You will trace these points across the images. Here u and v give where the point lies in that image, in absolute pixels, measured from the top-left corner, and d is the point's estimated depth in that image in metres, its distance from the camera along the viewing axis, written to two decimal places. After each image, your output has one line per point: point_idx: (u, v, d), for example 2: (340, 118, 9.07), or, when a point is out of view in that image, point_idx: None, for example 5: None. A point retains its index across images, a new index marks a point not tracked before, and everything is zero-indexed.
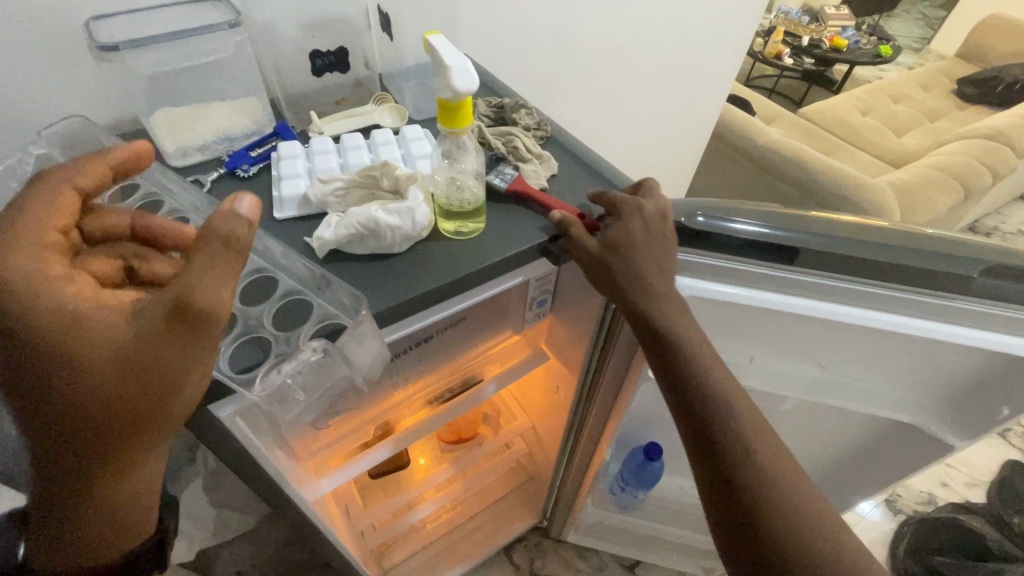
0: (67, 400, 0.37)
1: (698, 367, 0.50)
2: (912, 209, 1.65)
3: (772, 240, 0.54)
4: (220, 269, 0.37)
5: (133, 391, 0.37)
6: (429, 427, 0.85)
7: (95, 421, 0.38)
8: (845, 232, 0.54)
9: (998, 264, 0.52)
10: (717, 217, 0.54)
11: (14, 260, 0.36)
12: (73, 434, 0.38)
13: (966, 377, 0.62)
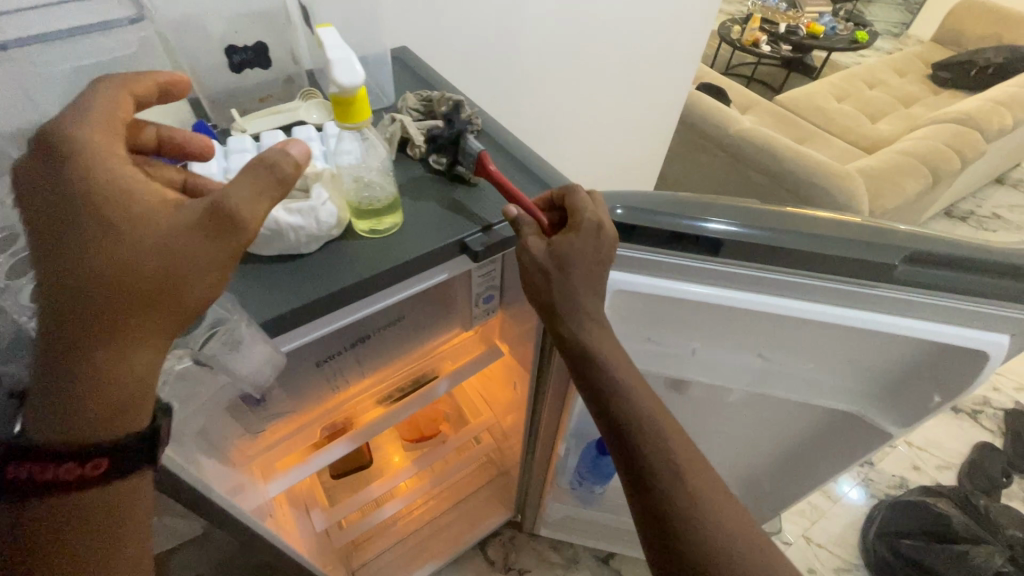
0: (93, 269, 0.37)
1: (629, 392, 0.52)
2: (880, 195, 1.65)
3: (747, 239, 0.53)
4: (262, 186, 0.40)
5: (157, 275, 0.38)
6: (379, 426, 0.83)
7: (109, 300, 0.38)
8: (768, 223, 0.54)
9: (918, 252, 0.51)
10: (693, 218, 0.54)
11: (86, 133, 0.40)
12: (84, 307, 0.38)
13: (899, 366, 0.62)
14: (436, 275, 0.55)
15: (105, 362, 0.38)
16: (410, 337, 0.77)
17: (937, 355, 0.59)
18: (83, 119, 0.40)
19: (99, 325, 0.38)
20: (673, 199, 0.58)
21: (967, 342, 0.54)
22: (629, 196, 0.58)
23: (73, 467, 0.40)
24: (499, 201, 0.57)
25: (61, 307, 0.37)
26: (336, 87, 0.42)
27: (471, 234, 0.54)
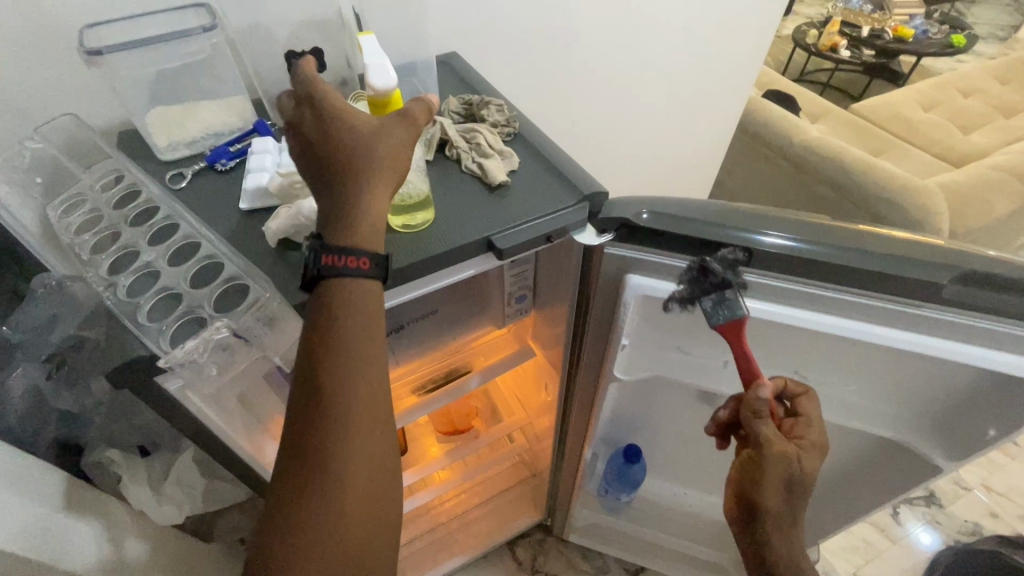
0: (347, 134, 0.47)
1: (786, 545, 0.55)
2: (963, 213, 1.52)
3: (808, 256, 0.51)
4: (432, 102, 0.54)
5: (393, 144, 0.48)
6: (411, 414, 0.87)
7: (359, 155, 0.47)
8: (804, 234, 0.52)
9: (970, 272, 0.48)
10: (750, 231, 0.52)
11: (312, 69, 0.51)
12: (343, 161, 0.47)
13: (952, 392, 0.58)
14: (461, 271, 0.57)
15: (366, 200, 0.46)
16: (443, 332, 0.80)
17: (994, 383, 0.55)
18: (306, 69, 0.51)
19: (350, 174, 0.47)
20: (728, 208, 0.55)
21: (1022, 371, 0.50)
22: (658, 199, 0.56)
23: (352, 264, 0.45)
24: (527, 201, 0.58)
25: (332, 159, 0.47)
26: (375, 92, 0.50)
27: (497, 232, 0.54)
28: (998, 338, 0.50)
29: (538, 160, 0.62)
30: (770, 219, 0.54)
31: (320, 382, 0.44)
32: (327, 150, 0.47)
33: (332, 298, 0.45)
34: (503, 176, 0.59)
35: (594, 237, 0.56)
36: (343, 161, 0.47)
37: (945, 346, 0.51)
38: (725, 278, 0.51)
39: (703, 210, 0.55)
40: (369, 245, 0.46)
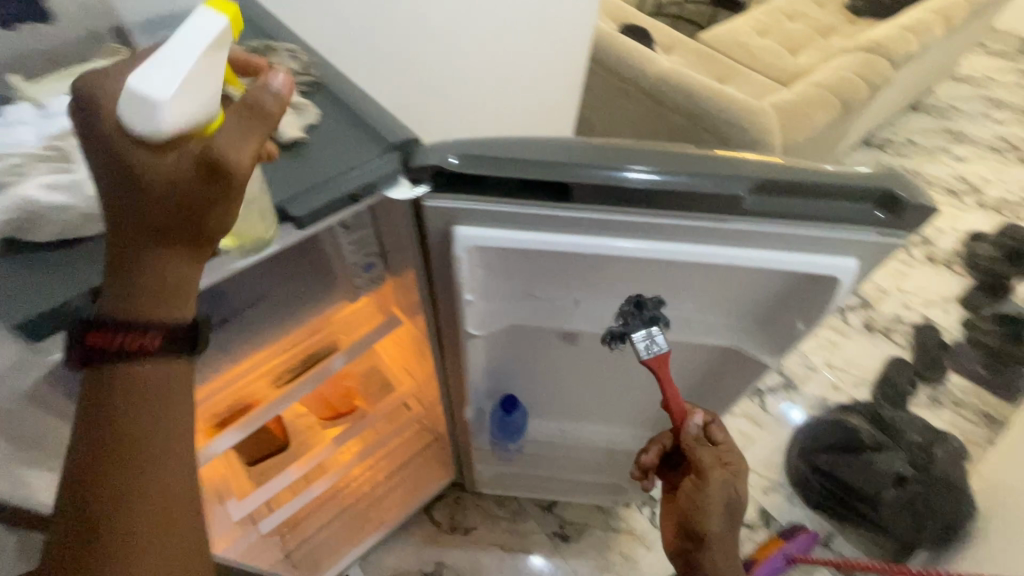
0: (143, 207, 0.38)
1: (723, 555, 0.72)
2: (791, 129, 1.67)
3: (667, 188, 0.49)
4: (244, 123, 0.38)
5: (197, 214, 0.39)
6: (271, 409, 0.78)
7: (157, 223, 0.39)
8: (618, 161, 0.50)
9: (765, 180, 0.49)
10: (612, 167, 0.49)
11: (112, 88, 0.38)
12: (145, 235, 0.39)
13: (767, 293, 0.63)
14: (263, 248, 0.49)
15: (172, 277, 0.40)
16: (283, 315, 0.72)
17: (797, 281, 0.60)
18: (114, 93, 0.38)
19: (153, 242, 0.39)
20: (592, 146, 0.52)
21: (818, 268, 0.54)
22: (474, 141, 0.52)
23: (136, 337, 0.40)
24: (328, 158, 0.51)
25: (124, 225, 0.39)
26: (138, 136, 0.36)
27: (292, 198, 0.47)
28: (795, 241, 0.53)
29: (341, 111, 0.55)
30: (601, 153, 0.51)
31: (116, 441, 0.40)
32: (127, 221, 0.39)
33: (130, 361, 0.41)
34: (296, 132, 0.51)
35: (409, 190, 0.52)
36: (152, 233, 0.39)
37: (750, 255, 0.54)
38: (656, 312, 0.60)
39: (522, 148, 0.51)
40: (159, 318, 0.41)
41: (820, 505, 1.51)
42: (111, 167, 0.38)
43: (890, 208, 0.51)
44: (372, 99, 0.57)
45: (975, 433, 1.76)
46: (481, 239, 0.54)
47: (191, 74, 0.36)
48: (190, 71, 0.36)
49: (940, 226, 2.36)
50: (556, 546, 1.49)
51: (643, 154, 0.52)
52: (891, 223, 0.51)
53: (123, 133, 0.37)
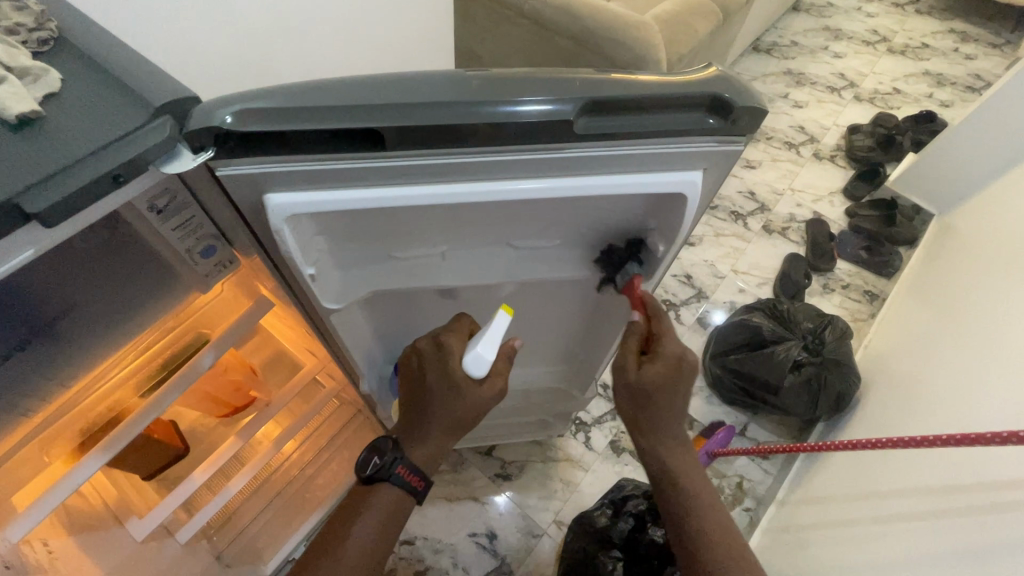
0: (464, 403, 0.70)
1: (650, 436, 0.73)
2: (676, 41, 1.64)
3: (563, 117, 0.46)
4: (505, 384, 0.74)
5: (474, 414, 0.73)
6: (134, 424, 0.69)
7: (464, 418, 0.72)
8: (431, 99, 0.45)
9: (595, 100, 0.46)
10: (505, 101, 0.45)
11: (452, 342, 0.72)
12: (439, 404, 0.71)
13: (629, 217, 0.62)
14: (14, 256, 0.40)
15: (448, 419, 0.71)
16: (111, 322, 0.62)
17: (653, 201, 0.58)
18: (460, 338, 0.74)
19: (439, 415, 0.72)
20: (490, 77, 0.48)
21: (665, 185, 0.52)
22: (259, 91, 0.44)
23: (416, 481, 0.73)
24: (76, 132, 0.41)
25: (442, 401, 0.71)
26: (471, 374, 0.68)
27: (27, 188, 0.38)
28: (642, 163, 0.51)
29: (97, 72, 0.45)
30: (465, 86, 0.46)
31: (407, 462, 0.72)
32: (442, 398, 0.71)
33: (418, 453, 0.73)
34: (24, 105, 0.40)
35: (191, 160, 0.43)
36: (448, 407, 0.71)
37: (597, 183, 0.52)
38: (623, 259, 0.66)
39: (316, 94, 0.44)
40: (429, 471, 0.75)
41: (733, 401, 1.64)
42: (456, 422, 0.72)
43: (722, 113, 0.48)
44: (138, 52, 0.47)
45: (860, 310, 1.95)
46: (300, 207, 0.48)
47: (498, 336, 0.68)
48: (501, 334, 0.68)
49: (823, 124, 2.49)
50: (500, 486, 1.53)
51: (543, 80, 0.48)
52: (723, 129, 0.49)
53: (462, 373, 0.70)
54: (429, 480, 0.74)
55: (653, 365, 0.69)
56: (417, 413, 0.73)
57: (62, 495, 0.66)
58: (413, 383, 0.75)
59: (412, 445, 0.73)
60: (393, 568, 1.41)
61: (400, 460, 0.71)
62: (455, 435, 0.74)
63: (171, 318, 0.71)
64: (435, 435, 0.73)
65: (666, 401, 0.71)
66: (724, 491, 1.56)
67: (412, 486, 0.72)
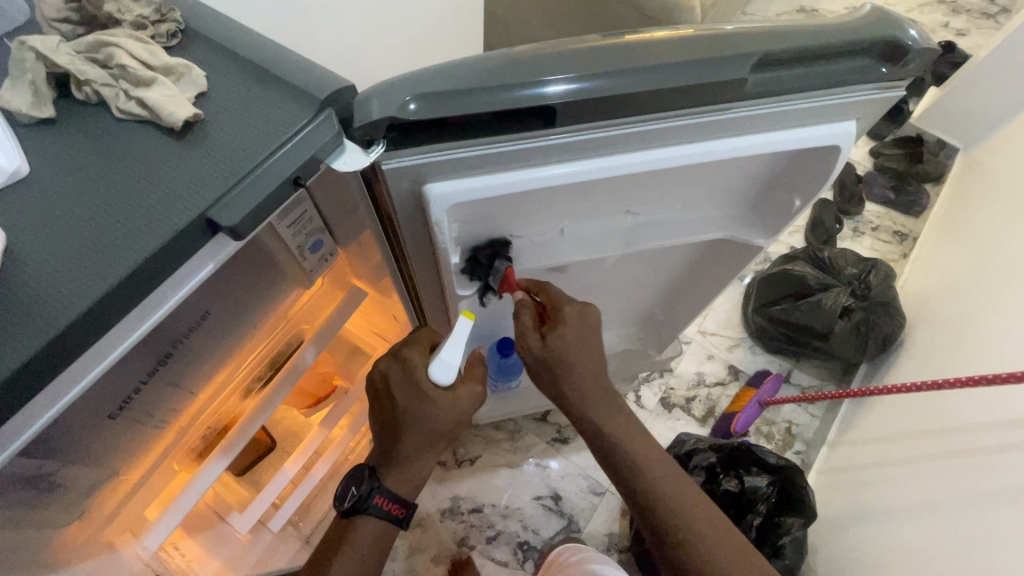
0: (433, 410, 0.71)
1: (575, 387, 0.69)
2: None
3: (591, 95, 0.41)
4: (476, 385, 0.75)
5: (455, 419, 0.73)
6: (253, 424, 0.69)
7: (441, 426, 0.72)
8: (581, 68, 0.42)
9: (769, 52, 0.43)
10: (529, 84, 0.41)
11: (414, 355, 0.73)
12: (408, 416, 0.72)
13: (760, 177, 0.59)
14: (194, 274, 0.38)
15: (423, 424, 0.71)
16: (231, 326, 0.60)
17: (792, 158, 0.55)
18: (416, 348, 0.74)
19: (409, 427, 0.72)
20: (515, 54, 0.42)
21: (819, 140, 0.50)
22: (420, 73, 0.41)
23: (394, 508, 0.72)
24: (241, 135, 0.38)
25: (409, 414, 0.71)
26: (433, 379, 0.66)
27: (215, 202, 0.35)
28: (804, 117, 0.49)
29: (239, 65, 0.41)
30: (632, 50, 0.43)
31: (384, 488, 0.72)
32: (411, 408, 0.71)
33: (396, 481, 0.73)
34: (186, 108, 0.37)
35: (364, 156, 0.41)
36: (416, 415, 0.71)
37: (758, 140, 0.50)
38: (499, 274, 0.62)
39: (481, 71, 0.41)
40: (412, 497, 0.74)
41: (778, 349, 1.66)
42: (427, 433, 0.72)
43: (893, 58, 0.45)
44: (274, 40, 0.43)
45: (891, 251, 1.95)
46: (468, 193, 0.46)
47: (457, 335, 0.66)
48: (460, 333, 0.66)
49: None
50: (558, 450, 1.56)
51: (552, 51, 0.43)
52: (891, 76, 0.46)
53: (424, 381, 0.70)
54: (410, 507, 0.74)
55: (560, 333, 0.66)
56: (396, 434, 0.73)
57: (190, 502, 0.65)
58: (385, 402, 0.75)
59: (389, 473, 0.73)
60: (465, 536, 1.44)
61: (376, 490, 0.72)
62: (437, 451, 0.75)
63: (277, 317, 0.69)
64: (417, 455, 0.73)
65: (581, 367, 0.68)
66: (775, 437, 1.60)
67: (392, 515, 0.72)
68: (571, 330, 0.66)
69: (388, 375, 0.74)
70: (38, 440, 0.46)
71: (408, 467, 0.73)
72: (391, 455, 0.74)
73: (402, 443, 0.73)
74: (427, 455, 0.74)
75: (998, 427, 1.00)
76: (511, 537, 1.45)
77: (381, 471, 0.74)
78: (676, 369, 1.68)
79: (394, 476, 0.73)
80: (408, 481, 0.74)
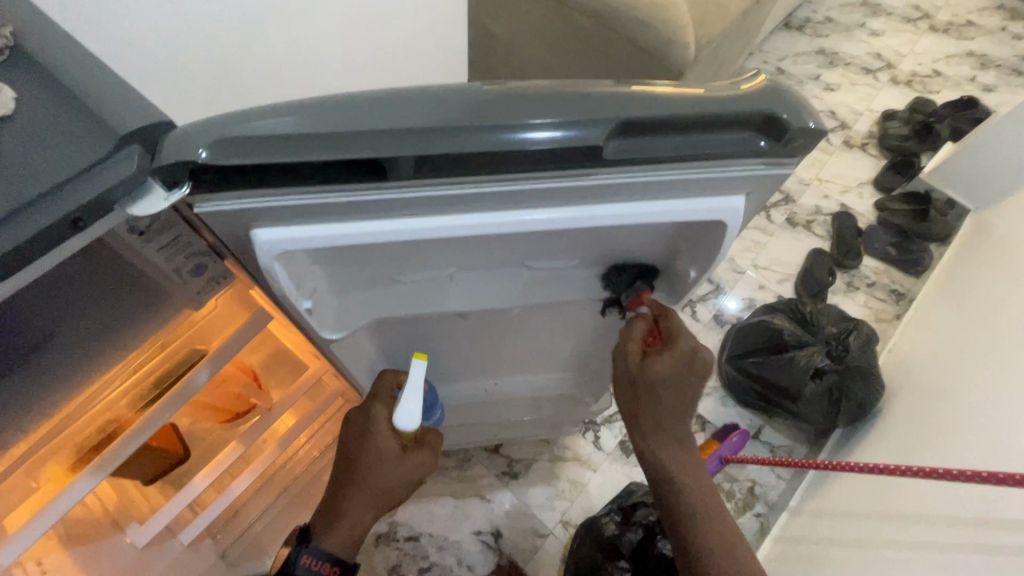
0: (379, 465, 0.74)
1: (662, 414, 0.64)
2: (705, 23, 1.47)
3: (580, 144, 0.39)
4: (427, 454, 0.79)
5: (401, 481, 0.76)
6: (127, 443, 0.67)
7: (383, 483, 0.75)
8: (567, 114, 0.39)
9: (629, 119, 0.39)
10: (510, 126, 0.39)
11: (377, 411, 0.76)
12: (354, 471, 0.75)
13: (658, 243, 0.56)
14: None
15: (369, 479, 0.74)
16: (92, 347, 0.58)
17: (685, 229, 0.51)
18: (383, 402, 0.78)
19: (354, 482, 0.75)
20: (490, 91, 0.40)
21: (701, 214, 0.46)
22: (236, 115, 0.38)
23: (330, 566, 0.70)
24: (27, 167, 0.36)
25: (356, 468, 0.75)
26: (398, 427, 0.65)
27: None
28: (681, 189, 0.44)
29: (54, 88, 0.39)
30: (480, 104, 0.39)
31: (320, 541, 0.72)
32: (362, 461, 0.74)
33: (332, 539, 0.72)
34: None
35: (163, 199, 0.38)
36: (364, 470, 0.74)
37: (633, 210, 0.45)
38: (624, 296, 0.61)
39: (307, 114, 0.38)
40: (349, 556, 0.74)
41: (749, 403, 1.59)
42: (372, 489, 0.74)
43: (773, 133, 0.41)
44: (97, 63, 0.41)
45: (885, 310, 1.85)
46: (295, 243, 0.43)
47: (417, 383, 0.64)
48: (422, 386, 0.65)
49: (856, 108, 2.33)
50: (505, 484, 1.50)
51: (527, 90, 0.40)
52: (775, 153, 0.42)
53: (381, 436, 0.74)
54: (344, 566, 0.72)
55: (662, 359, 0.60)
56: (342, 483, 0.76)
57: (45, 523, 0.63)
58: (342, 450, 0.78)
59: (327, 531, 0.73)
60: (398, 564, 1.40)
61: (305, 550, 0.70)
62: (376, 509, 0.76)
63: (162, 336, 0.67)
64: (358, 509, 0.74)
65: (669, 401, 0.62)
66: (735, 495, 1.51)
67: (323, 574, 0.70)
68: (674, 360, 0.60)
69: (354, 424, 0.78)
70: None
71: (344, 525, 0.74)
72: (336, 508, 0.75)
73: (347, 495, 0.75)
74: (365, 515, 0.75)
75: (956, 523, 0.94)
76: (445, 570, 1.39)
77: (322, 523, 0.75)
78: None
79: (332, 530, 0.73)
80: (348, 537, 0.74)
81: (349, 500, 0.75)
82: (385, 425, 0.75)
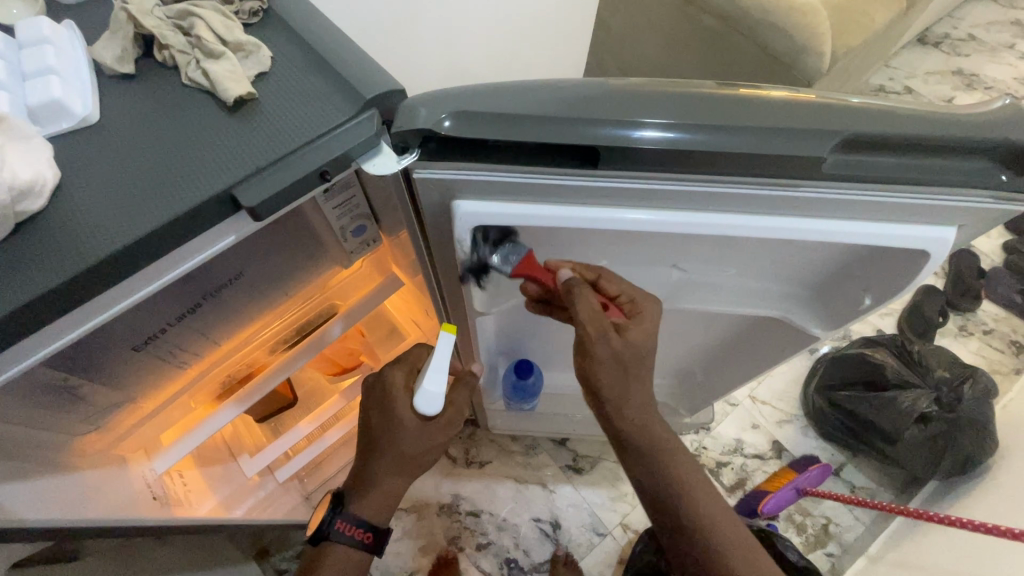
0: (405, 436, 0.71)
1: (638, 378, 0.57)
2: (848, 31, 1.37)
3: (684, 147, 0.39)
4: (447, 425, 0.74)
5: (427, 452, 0.73)
6: (271, 381, 0.72)
7: (411, 454, 0.72)
8: (677, 116, 0.39)
9: (856, 134, 0.38)
10: (625, 123, 0.39)
11: (391, 375, 0.72)
12: (378, 439, 0.73)
13: (829, 265, 0.54)
14: (218, 240, 0.40)
15: (392, 450, 0.72)
16: (264, 290, 0.62)
17: (872, 253, 0.50)
18: (394, 370, 0.73)
19: (378, 449, 0.73)
20: (606, 89, 0.41)
21: (907, 241, 0.44)
22: (467, 90, 0.40)
23: (362, 532, 0.72)
24: (288, 123, 0.39)
25: (379, 438, 0.72)
26: (420, 409, 0.63)
27: (241, 180, 0.37)
28: (889, 211, 0.43)
29: (304, 52, 0.42)
30: (698, 105, 0.40)
31: (348, 506, 0.73)
32: (384, 430, 0.72)
33: (362, 508, 0.72)
34: (242, 87, 0.39)
35: (395, 162, 0.41)
36: (383, 439, 0.72)
37: (833, 227, 0.44)
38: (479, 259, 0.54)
39: (534, 99, 0.40)
40: (382, 526, 0.74)
41: (834, 437, 1.50)
42: (397, 460, 0.72)
43: (1015, 165, 0.39)
44: (337, 31, 0.44)
45: (1002, 362, 1.63)
46: (493, 217, 0.46)
47: (437, 361, 0.62)
48: (441, 363, 0.62)
49: None
50: (569, 478, 1.41)
51: (655, 92, 0.41)
52: (1011, 185, 0.40)
53: (401, 406, 0.70)
54: (377, 531, 0.73)
55: (637, 327, 0.55)
56: (367, 452, 0.74)
57: (197, 440, 0.70)
58: (364, 417, 0.75)
59: (358, 497, 0.73)
60: (456, 536, 1.34)
61: (339, 515, 0.72)
62: (408, 474, 0.74)
63: (311, 289, 0.71)
64: (387, 478, 0.73)
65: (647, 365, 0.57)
66: (807, 530, 1.43)
67: (358, 539, 0.72)
68: (645, 326, 0.55)
69: (370, 392, 0.74)
70: (70, 356, 0.50)
71: (372, 498, 0.72)
72: (365, 476, 0.73)
73: (375, 464, 0.73)
74: (394, 483, 0.73)
75: None
76: (501, 551, 1.33)
77: (353, 488, 0.74)
78: (713, 429, 1.54)
79: (364, 500, 0.72)
80: (379, 505, 0.73)
81: (373, 468, 0.73)
82: (401, 392, 0.71)
